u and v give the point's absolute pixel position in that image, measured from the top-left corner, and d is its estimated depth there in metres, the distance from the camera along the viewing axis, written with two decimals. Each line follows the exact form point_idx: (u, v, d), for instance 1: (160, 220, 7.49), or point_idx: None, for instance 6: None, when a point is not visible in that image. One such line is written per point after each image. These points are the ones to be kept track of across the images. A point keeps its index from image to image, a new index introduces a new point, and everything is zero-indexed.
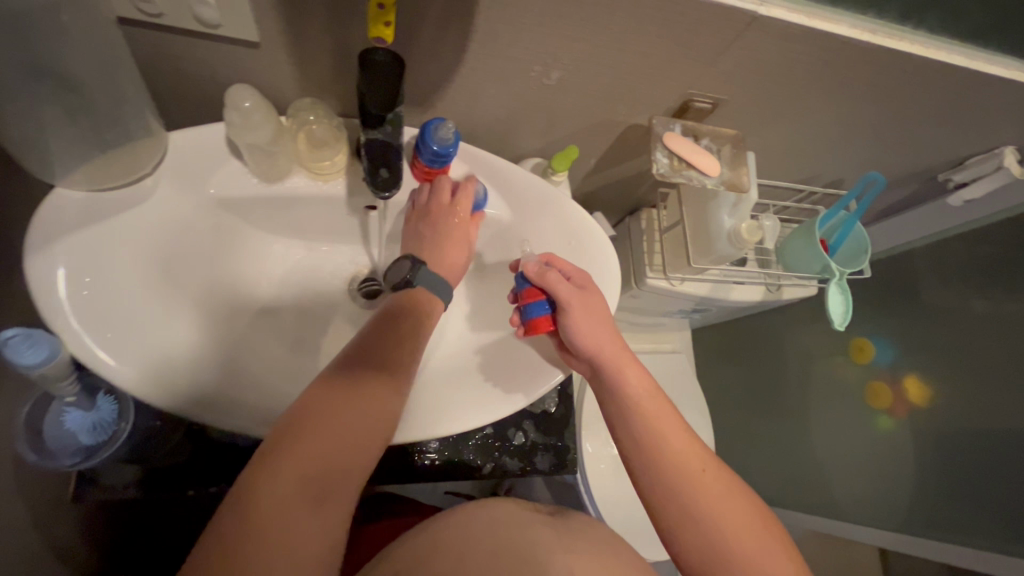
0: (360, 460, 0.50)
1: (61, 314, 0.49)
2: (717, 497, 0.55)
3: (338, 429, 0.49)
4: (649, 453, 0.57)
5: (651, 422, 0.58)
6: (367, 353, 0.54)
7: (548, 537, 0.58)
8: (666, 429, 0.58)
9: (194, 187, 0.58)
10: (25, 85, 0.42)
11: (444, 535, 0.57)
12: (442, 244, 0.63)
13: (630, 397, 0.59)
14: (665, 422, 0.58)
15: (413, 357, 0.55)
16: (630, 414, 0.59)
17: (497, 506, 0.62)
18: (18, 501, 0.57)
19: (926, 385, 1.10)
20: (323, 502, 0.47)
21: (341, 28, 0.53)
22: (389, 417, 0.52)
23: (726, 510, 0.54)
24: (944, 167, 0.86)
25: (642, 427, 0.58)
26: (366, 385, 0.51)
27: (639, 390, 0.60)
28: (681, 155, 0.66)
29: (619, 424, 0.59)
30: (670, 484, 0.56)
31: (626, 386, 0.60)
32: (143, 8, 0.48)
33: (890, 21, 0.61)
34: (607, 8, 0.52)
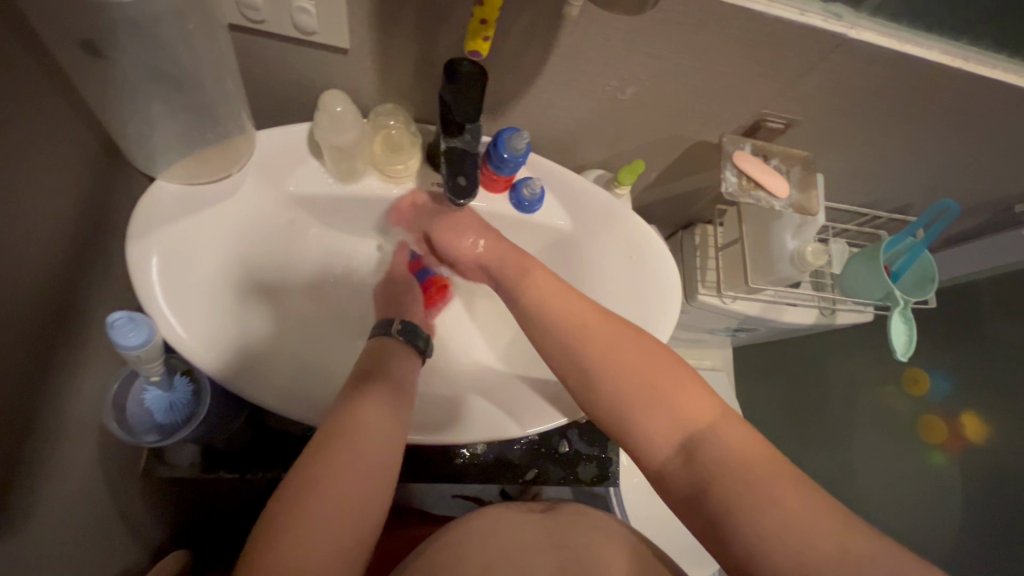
0: (382, 473, 0.49)
1: (154, 299, 0.52)
2: (685, 394, 0.50)
3: (353, 447, 0.48)
4: (612, 403, 0.52)
5: (605, 360, 0.52)
6: (360, 371, 0.54)
7: (540, 538, 0.59)
8: (620, 361, 0.52)
9: (276, 184, 0.61)
10: (143, 87, 0.45)
11: (447, 546, 0.58)
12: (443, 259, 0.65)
13: (575, 347, 0.53)
14: (618, 353, 0.52)
15: (411, 371, 0.57)
16: (583, 373, 0.53)
17: (484, 513, 0.62)
18: (99, 473, 0.60)
19: (985, 422, 1.06)
20: (354, 522, 0.46)
21: (429, 39, 0.55)
22: (397, 426, 0.51)
23: (703, 412, 0.49)
24: (1022, 198, 0.83)
25: (599, 374, 0.52)
26: (369, 397, 0.51)
27: (586, 325, 0.54)
28: (751, 174, 0.66)
29: (580, 386, 0.53)
30: (642, 421, 0.50)
31: (570, 324, 0.54)
32: (249, 15, 0.51)
33: (982, 48, 0.59)
34: (693, 28, 0.52)
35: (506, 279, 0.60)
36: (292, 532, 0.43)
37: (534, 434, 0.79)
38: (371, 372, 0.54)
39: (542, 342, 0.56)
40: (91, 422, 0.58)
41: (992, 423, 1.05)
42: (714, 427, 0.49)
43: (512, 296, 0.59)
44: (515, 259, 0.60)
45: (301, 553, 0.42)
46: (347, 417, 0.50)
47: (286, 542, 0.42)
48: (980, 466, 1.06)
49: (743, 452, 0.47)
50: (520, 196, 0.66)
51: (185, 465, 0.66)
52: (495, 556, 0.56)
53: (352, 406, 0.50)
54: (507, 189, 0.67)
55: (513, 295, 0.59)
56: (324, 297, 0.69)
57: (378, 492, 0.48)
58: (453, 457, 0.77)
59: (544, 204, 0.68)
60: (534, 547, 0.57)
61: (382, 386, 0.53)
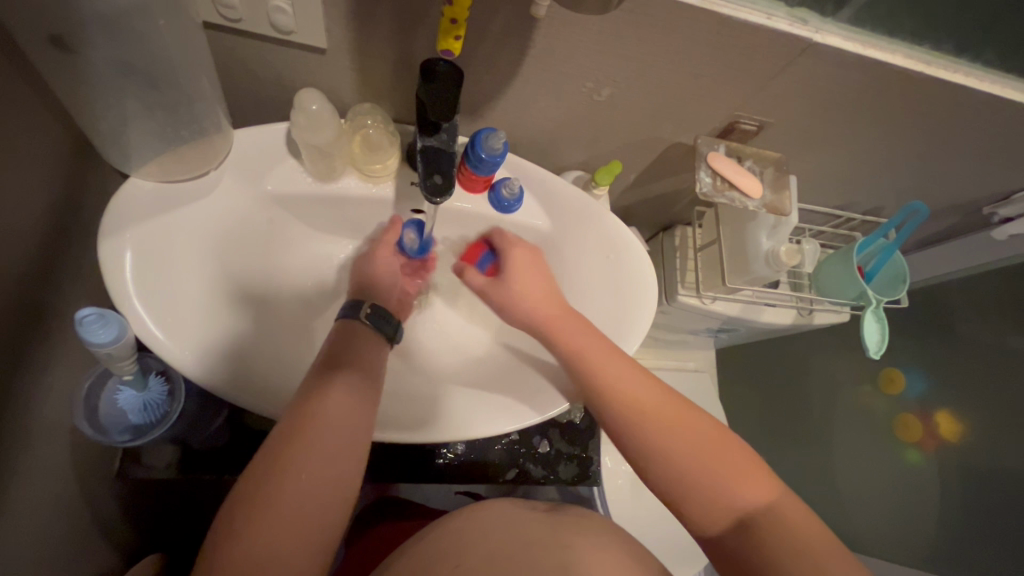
0: (344, 466, 0.48)
1: (127, 297, 0.52)
2: (745, 473, 0.51)
3: (312, 441, 0.47)
4: (674, 476, 0.52)
5: (668, 438, 0.53)
6: (322, 362, 0.53)
7: (544, 531, 0.60)
8: (685, 438, 0.53)
9: (253, 182, 0.60)
10: (115, 83, 0.45)
11: (446, 542, 0.59)
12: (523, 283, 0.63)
13: (641, 427, 0.54)
14: (683, 434, 0.53)
15: (375, 358, 0.56)
16: (642, 442, 0.54)
17: (494, 508, 0.64)
18: (71, 475, 0.59)
19: (958, 419, 1.08)
20: (315, 517, 0.45)
21: (406, 39, 0.56)
22: (360, 416, 0.50)
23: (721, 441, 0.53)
24: (989, 201, 0.85)
25: (655, 447, 0.53)
26: (332, 388, 0.50)
27: (643, 404, 0.55)
28: (725, 175, 0.67)
29: (637, 456, 0.55)
30: (703, 497, 0.51)
31: (636, 402, 0.55)
32: (225, 13, 0.51)
33: (944, 53, 0.61)
34: (664, 30, 0.54)
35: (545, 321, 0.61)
36: (250, 531, 0.42)
37: (515, 433, 0.80)
38: (334, 362, 0.52)
39: (603, 411, 0.57)
40: (62, 421, 0.57)
41: (966, 420, 1.07)
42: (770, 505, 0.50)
43: (563, 349, 0.59)
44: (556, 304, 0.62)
45: (260, 552, 0.42)
46: (308, 411, 0.48)
47: (244, 542, 0.42)
48: (957, 464, 1.07)
49: (803, 530, 0.48)
50: (498, 196, 0.66)
51: (161, 466, 0.65)
52: (497, 549, 0.57)
53: (314, 399, 0.49)
54: (486, 190, 0.67)
55: (558, 346, 0.60)
56: (304, 297, 0.68)
57: (342, 484, 0.48)
58: (433, 458, 0.77)
59: (523, 205, 0.69)
60: (521, 539, 0.58)
61: (344, 375, 0.51)
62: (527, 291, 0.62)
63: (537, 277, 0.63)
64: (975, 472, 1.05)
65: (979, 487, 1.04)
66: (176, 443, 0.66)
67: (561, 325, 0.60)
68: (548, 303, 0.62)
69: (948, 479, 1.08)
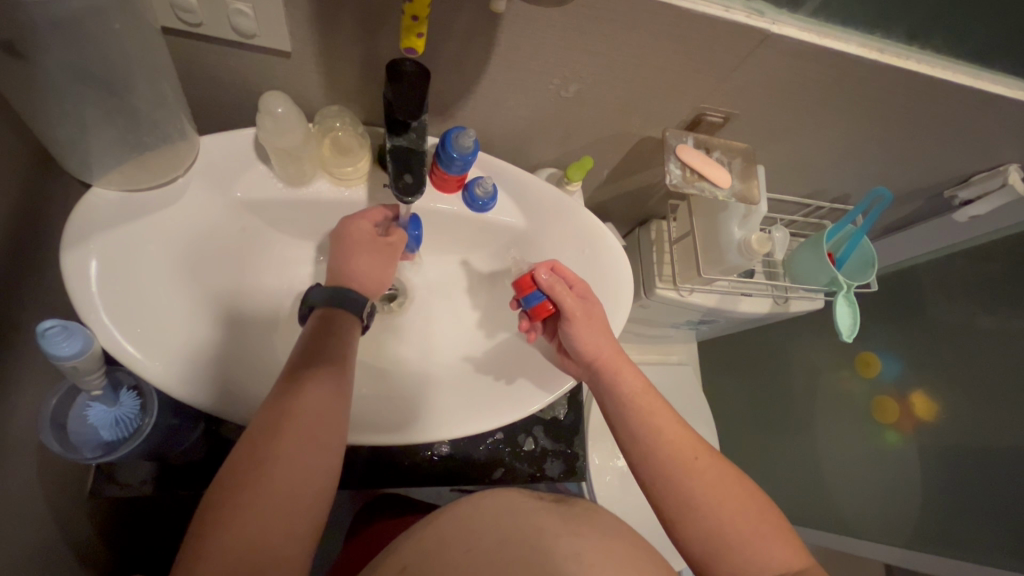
0: (323, 460, 0.49)
1: (95, 310, 0.51)
2: (774, 538, 0.53)
3: (291, 433, 0.48)
4: (708, 531, 0.54)
5: (704, 490, 0.55)
6: (301, 356, 0.53)
7: (552, 521, 0.60)
8: (722, 493, 0.55)
9: (222, 189, 0.60)
10: (72, 89, 0.44)
11: (445, 531, 0.59)
12: (581, 329, 0.61)
13: (677, 475, 0.56)
14: (720, 489, 0.55)
15: (346, 344, 0.56)
16: (679, 489, 0.55)
17: (500, 495, 0.64)
18: (42, 498, 0.58)
19: (932, 399, 1.10)
20: (298, 509, 0.47)
21: (370, 40, 0.56)
22: (336, 411, 0.51)
23: (737, 489, 0.55)
24: (949, 184, 0.88)
25: (684, 483, 0.55)
26: (310, 382, 0.51)
27: (698, 457, 0.57)
28: (693, 166, 0.68)
29: (663, 489, 0.56)
30: (735, 558, 0.52)
31: (682, 454, 0.57)
32: (185, 18, 0.50)
33: (895, 41, 0.63)
34: (625, 25, 0.54)
35: (606, 364, 0.61)
36: (240, 524, 0.44)
37: (499, 432, 0.80)
38: (318, 357, 0.53)
39: (622, 428, 0.60)
40: (28, 440, 0.55)
41: (941, 400, 1.09)
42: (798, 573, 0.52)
43: (621, 391, 0.61)
44: (611, 344, 0.62)
45: (246, 539, 0.43)
46: (287, 403, 0.49)
47: (226, 530, 0.43)
48: (935, 444, 1.08)
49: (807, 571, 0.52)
50: (472, 195, 0.66)
51: (136, 483, 0.64)
52: (507, 534, 0.57)
53: (289, 391, 0.50)
54: (459, 189, 0.67)
55: (618, 387, 0.61)
56: (279, 305, 0.67)
57: (320, 488, 0.49)
58: (419, 463, 0.76)
59: (497, 203, 0.69)
60: (521, 528, 0.58)
61: (321, 367, 0.52)
62: (589, 344, 0.61)
63: (599, 329, 0.62)
64: (951, 449, 1.06)
65: (955, 464, 1.05)
66: (153, 459, 0.65)
67: (608, 376, 0.61)
68: (616, 356, 0.62)
69: (928, 459, 1.09)
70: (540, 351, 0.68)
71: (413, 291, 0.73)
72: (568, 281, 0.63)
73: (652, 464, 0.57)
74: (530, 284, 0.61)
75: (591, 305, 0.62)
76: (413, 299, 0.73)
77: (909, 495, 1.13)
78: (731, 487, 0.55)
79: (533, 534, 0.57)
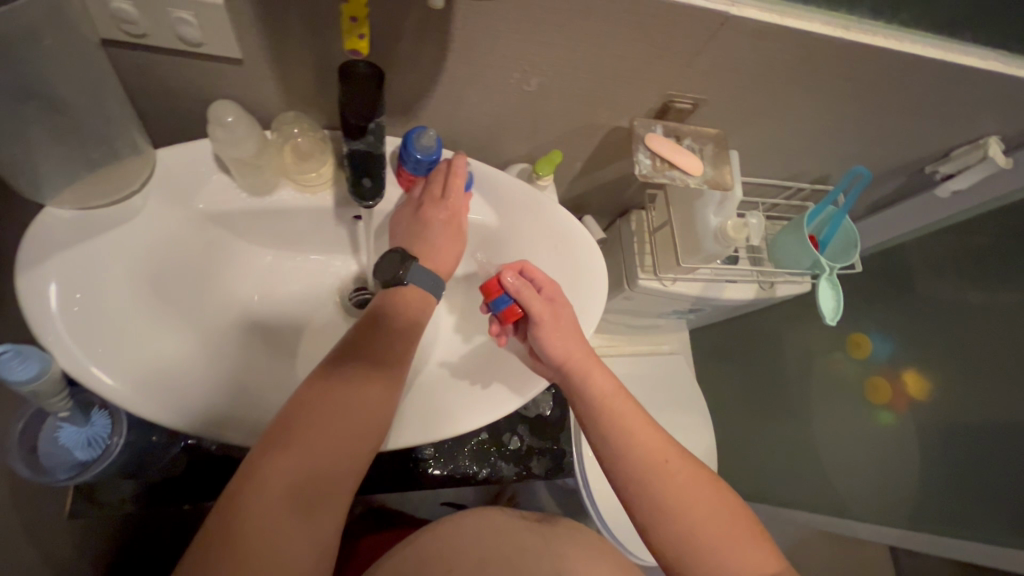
0: (351, 456, 0.50)
1: (54, 332, 0.50)
2: (746, 542, 0.53)
3: (322, 424, 0.49)
4: (681, 535, 0.53)
5: (675, 494, 0.54)
6: (340, 350, 0.54)
7: (533, 542, 0.60)
8: (695, 497, 0.54)
9: (182, 202, 0.58)
10: (9, 108, 0.43)
11: (428, 547, 0.59)
12: (553, 333, 0.60)
13: (650, 476, 0.55)
14: (691, 491, 0.55)
15: (399, 348, 0.56)
16: (650, 491, 0.55)
17: (480, 512, 0.64)
18: (16, 523, 0.57)
19: (925, 376, 1.09)
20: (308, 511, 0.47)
21: (321, 42, 0.54)
22: (361, 407, 0.51)
23: (707, 492, 0.55)
24: (930, 159, 0.86)
25: (654, 487, 0.55)
26: (347, 378, 0.52)
27: (669, 461, 0.56)
28: (663, 155, 0.67)
29: (636, 496, 0.55)
30: (706, 560, 0.52)
31: (654, 458, 0.56)
32: (128, 30, 0.49)
33: (861, 17, 0.61)
34: (581, 14, 0.53)
35: (574, 366, 0.60)
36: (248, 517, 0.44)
37: (483, 433, 0.79)
38: (351, 352, 0.54)
39: (595, 429, 0.59)
40: None
41: (933, 377, 1.08)
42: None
43: (591, 392, 0.60)
44: (582, 345, 0.61)
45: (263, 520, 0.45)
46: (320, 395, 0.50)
47: (242, 512, 0.44)
48: (930, 421, 1.07)
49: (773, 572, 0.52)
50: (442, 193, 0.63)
51: (117, 501, 0.65)
52: (489, 555, 0.57)
53: (319, 389, 0.51)
54: None
55: (587, 389, 0.60)
56: (253, 317, 0.67)
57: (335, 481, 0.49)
58: (404, 468, 0.75)
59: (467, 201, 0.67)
60: (501, 548, 0.58)
61: (357, 365, 0.53)
62: (558, 348, 0.60)
63: (568, 333, 0.61)
64: (947, 426, 1.05)
65: (951, 442, 1.04)
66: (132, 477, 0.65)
67: (582, 381, 0.60)
68: (587, 359, 0.61)
69: (925, 438, 1.08)
70: (511, 353, 0.67)
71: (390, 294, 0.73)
72: (536, 284, 0.62)
73: (626, 469, 0.56)
74: (496, 288, 0.60)
75: (562, 306, 0.62)
76: None
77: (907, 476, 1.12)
78: (702, 489, 0.55)
79: (517, 557, 0.57)
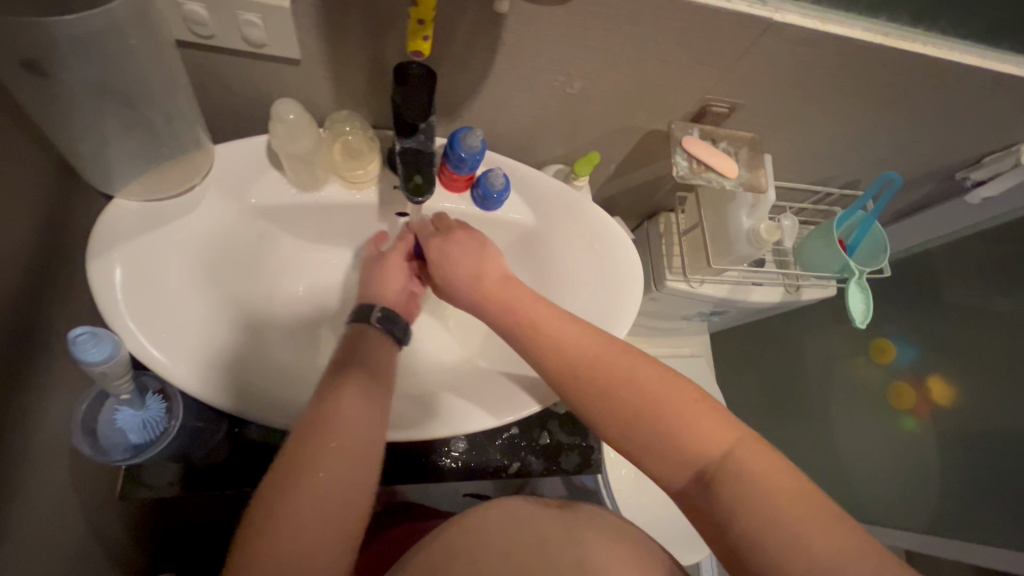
0: (358, 470, 0.50)
1: (121, 317, 0.52)
2: (698, 421, 0.51)
3: (327, 441, 0.50)
4: (624, 428, 0.53)
5: (662, 427, 0.51)
6: (335, 361, 0.55)
7: (554, 529, 0.61)
8: (623, 391, 0.53)
9: (237, 196, 0.61)
10: (91, 103, 0.46)
11: (453, 540, 0.60)
12: (450, 260, 0.61)
13: (632, 418, 0.52)
14: (676, 415, 0.51)
15: (382, 355, 0.58)
16: (637, 434, 0.52)
17: (501, 503, 0.65)
18: (74, 501, 0.60)
19: (948, 383, 1.10)
20: (333, 523, 0.48)
21: (376, 45, 0.57)
22: (367, 413, 0.52)
23: (692, 411, 0.51)
24: (961, 166, 0.87)
25: (640, 426, 0.52)
26: (343, 391, 0.52)
27: (645, 388, 0.52)
28: (700, 158, 0.68)
29: (631, 440, 0.53)
30: (661, 450, 0.51)
31: (569, 361, 0.55)
32: (197, 31, 0.52)
33: (900, 24, 0.62)
34: (628, 19, 0.55)
35: (540, 319, 0.57)
36: (277, 532, 0.46)
37: (514, 428, 0.81)
38: (345, 362, 0.55)
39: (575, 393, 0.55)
40: (60, 443, 0.57)
41: (956, 384, 1.09)
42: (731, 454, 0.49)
43: (555, 346, 0.56)
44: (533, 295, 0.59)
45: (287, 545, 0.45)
46: (319, 415, 0.51)
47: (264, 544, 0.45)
48: (952, 428, 1.09)
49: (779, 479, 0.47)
50: (485, 190, 0.66)
51: (162, 484, 0.66)
52: (513, 548, 0.58)
53: (326, 402, 0.52)
54: (469, 187, 0.68)
55: (550, 342, 0.56)
56: (297, 308, 0.69)
57: (353, 491, 0.50)
58: (437, 460, 0.77)
59: (506, 200, 0.69)
60: (523, 541, 0.59)
61: (356, 374, 0.54)
62: (484, 282, 0.60)
63: (482, 259, 0.61)
64: (967, 432, 1.07)
65: (970, 449, 1.07)
66: (179, 461, 0.67)
67: (503, 302, 0.59)
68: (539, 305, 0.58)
69: (947, 445, 1.10)
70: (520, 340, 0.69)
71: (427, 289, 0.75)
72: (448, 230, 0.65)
73: (615, 422, 0.53)
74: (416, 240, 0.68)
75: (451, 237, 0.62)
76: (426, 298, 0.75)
77: (929, 482, 1.13)
78: (685, 406, 0.51)
79: (539, 551, 0.58)
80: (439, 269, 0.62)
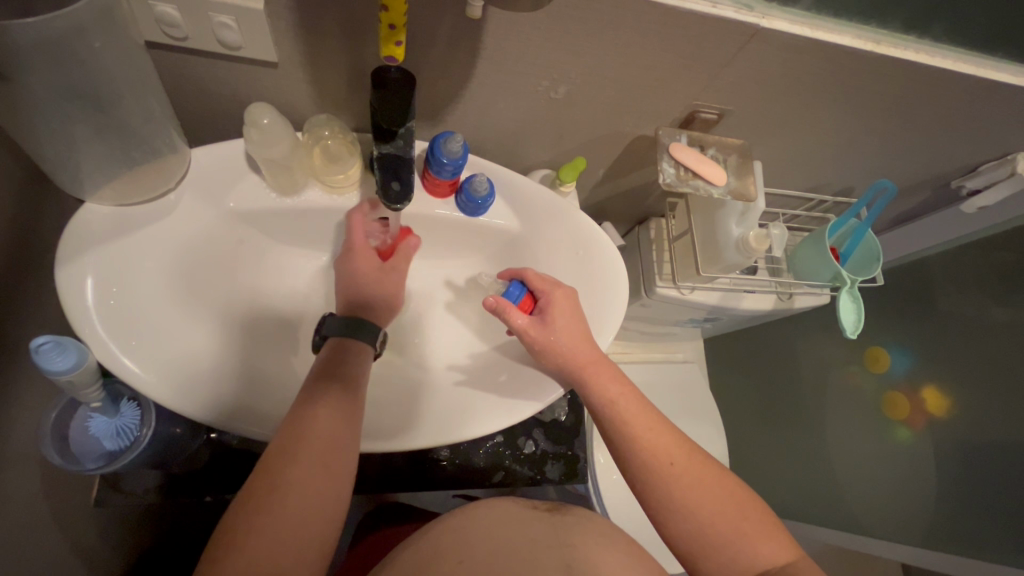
0: (334, 492, 0.49)
1: (89, 325, 0.51)
2: (726, 504, 0.55)
3: (305, 455, 0.49)
4: (694, 533, 0.55)
5: (692, 501, 0.55)
6: (314, 376, 0.55)
7: (544, 532, 0.60)
8: (701, 494, 0.55)
9: (214, 200, 0.60)
10: (59, 107, 0.44)
11: (443, 540, 0.59)
12: (568, 329, 0.61)
13: (669, 491, 0.56)
14: (704, 491, 0.56)
15: (360, 371, 0.57)
16: (674, 510, 0.55)
17: (495, 505, 0.64)
18: (48, 510, 0.59)
19: (944, 394, 1.08)
20: (305, 544, 0.46)
21: (355, 48, 0.56)
22: (345, 430, 0.51)
23: (720, 490, 0.56)
24: (956, 174, 0.86)
25: (682, 507, 0.55)
26: (321, 406, 0.52)
27: (674, 462, 0.57)
28: (687, 164, 0.67)
29: (671, 523, 0.55)
30: (701, 532, 0.54)
31: (659, 461, 0.57)
32: (170, 32, 0.51)
33: (892, 31, 0.61)
34: (611, 24, 0.54)
35: (585, 377, 0.60)
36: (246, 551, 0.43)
37: (499, 436, 0.80)
38: (325, 377, 0.54)
39: (625, 460, 0.58)
40: (31, 451, 0.56)
41: (952, 395, 1.06)
42: (785, 564, 0.53)
43: (602, 404, 0.60)
44: (586, 345, 0.61)
45: (257, 562, 0.43)
46: (298, 429, 0.50)
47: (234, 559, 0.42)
48: (948, 439, 1.06)
49: (792, 559, 0.53)
50: (468, 196, 0.65)
51: (142, 492, 0.66)
52: (503, 544, 0.57)
53: (303, 416, 0.51)
54: (453, 192, 0.66)
55: (595, 400, 0.60)
56: (278, 314, 0.68)
57: (326, 511, 0.48)
58: (421, 467, 0.76)
59: (491, 206, 0.68)
60: (512, 540, 0.58)
61: (332, 390, 0.53)
62: (567, 351, 0.60)
63: (577, 327, 0.62)
64: (968, 444, 1.03)
65: (973, 463, 1.03)
66: (157, 468, 0.67)
67: (594, 377, 0.60)
68: (588, 358, 0.61)
69: (943, 458, 1.07)
70: (520, 362, 0.67)
71: (409, 296, 0.74)
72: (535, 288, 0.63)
73: (657, 496, 0.56)
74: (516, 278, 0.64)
75: (563, 299, 0.62)
76: (409, 304, 0.74)
77: (926, 494, 1.10)
78: (712, 486, 0.56)
79: (528, 548, 0.57)
80: (534, 352, 0.61)
